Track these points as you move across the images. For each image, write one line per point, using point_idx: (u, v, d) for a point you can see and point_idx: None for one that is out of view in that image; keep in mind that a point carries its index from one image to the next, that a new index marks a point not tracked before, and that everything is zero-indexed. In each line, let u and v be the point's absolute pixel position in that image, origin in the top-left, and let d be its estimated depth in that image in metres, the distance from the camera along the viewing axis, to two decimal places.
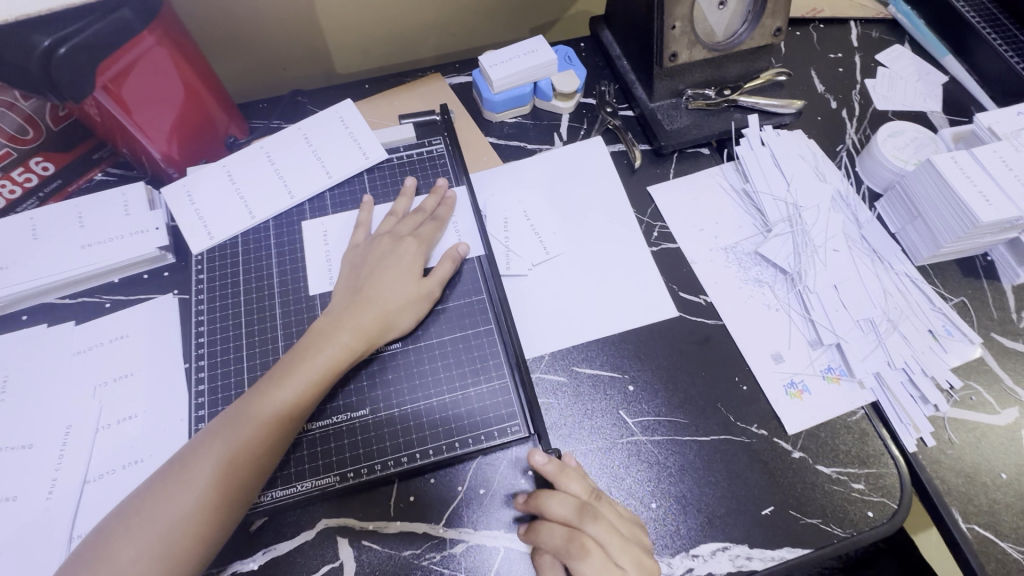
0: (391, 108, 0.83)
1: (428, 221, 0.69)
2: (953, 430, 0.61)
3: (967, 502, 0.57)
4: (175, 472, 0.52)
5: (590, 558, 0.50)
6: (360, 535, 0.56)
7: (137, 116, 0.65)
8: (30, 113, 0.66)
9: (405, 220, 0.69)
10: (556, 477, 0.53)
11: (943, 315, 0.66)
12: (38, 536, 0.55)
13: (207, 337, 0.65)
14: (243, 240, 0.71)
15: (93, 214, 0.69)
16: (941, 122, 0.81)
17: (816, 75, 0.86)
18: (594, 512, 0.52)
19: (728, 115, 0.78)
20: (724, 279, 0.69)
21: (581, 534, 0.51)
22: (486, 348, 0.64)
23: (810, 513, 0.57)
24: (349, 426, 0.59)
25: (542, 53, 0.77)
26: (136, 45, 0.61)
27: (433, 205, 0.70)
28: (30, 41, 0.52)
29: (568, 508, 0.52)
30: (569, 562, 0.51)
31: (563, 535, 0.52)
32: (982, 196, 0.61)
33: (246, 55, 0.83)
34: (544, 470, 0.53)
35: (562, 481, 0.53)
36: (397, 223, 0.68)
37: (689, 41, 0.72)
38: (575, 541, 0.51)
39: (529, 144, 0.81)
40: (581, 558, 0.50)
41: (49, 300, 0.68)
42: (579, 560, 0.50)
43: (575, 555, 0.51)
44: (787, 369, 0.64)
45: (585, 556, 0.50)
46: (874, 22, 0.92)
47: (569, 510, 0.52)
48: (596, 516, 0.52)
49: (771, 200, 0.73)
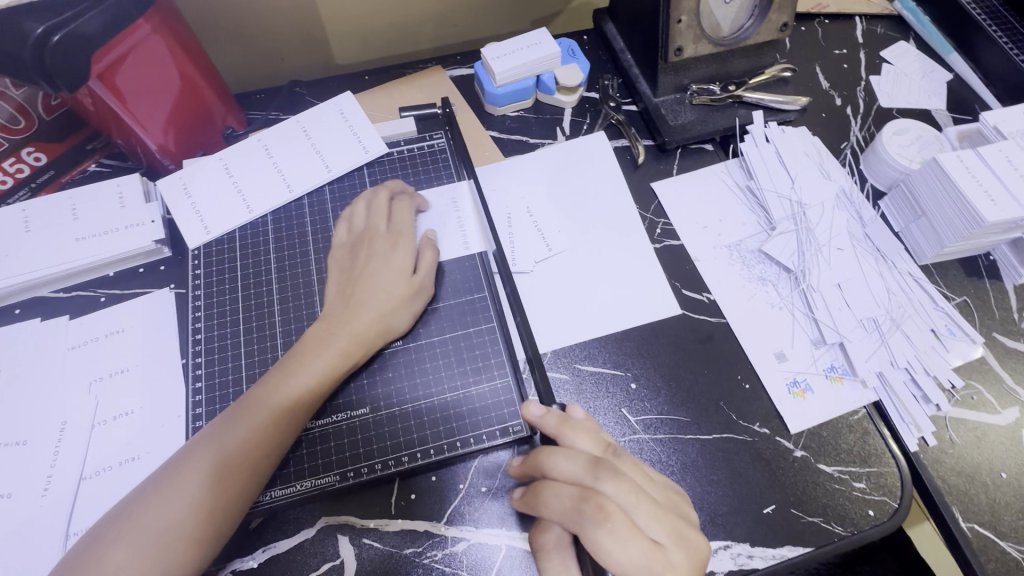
0: (391, 101, 0.81)
1: (397, 207, 0.68)
2: (954, 429, 0.61)
3: (968, 502, 0.58)
4: (172, 473, 0.52)
5: (608, 522, 0.46)
6: (361, 533, 0.56)
7: (132, 105, 0.64)
8: (21, 102, 0.65)
9: (376, 208, 0.67)
10: (562, 432, 0.52)
11: (945, 314, 0.66)
12: (33, 535, 0.54)
13: (204, 333, 0.64)
14: (241, 235, 0.69)
15: (86, 206, 0.67)
16: (945, 121, 0.80)
17: (821, 71, 0.85)
18: (610, 469, 0.49)
19: (733, 111, 0.78)
20: (728, 277, 0.69)
21: (597, 493, 0.48)
22: (488, 346, 0.63)
23: (812, 512, 0.57)
24: (349, 425, 0.59)
25: (545, 46, 0.76)
26: (132, 34, 0.59)
27: (400, 189, 0.69)
28: (23, 28, 0.50)
29: (579, 464, 0.49)
30: (583, 527, 0.47)
31: (573, 494, 0.48)
32: (987, 195, 0.61)
33: (244, 45, 0.82)
34: (544, 424, 0.53)
35: (567, 436, 0.52)
36: (369, 211, 0.67)
37: (695, 35, 0.71)
38: (590, 500, 0.47)
39: (531, 138, 0.80)
40: (597, 522, 0.46)
41: (43, 294, 0.66)
42: (593, 526, 0.46)
43: (590, 516, 0.46)
44: (790, 367, 0.64)
45: (603, 520, 0.46)
46: (879, 18, 0.91)
47: (579, 467, 0.49)
48: (612, 473, 0.49)
49: (775, 197, 0.72)
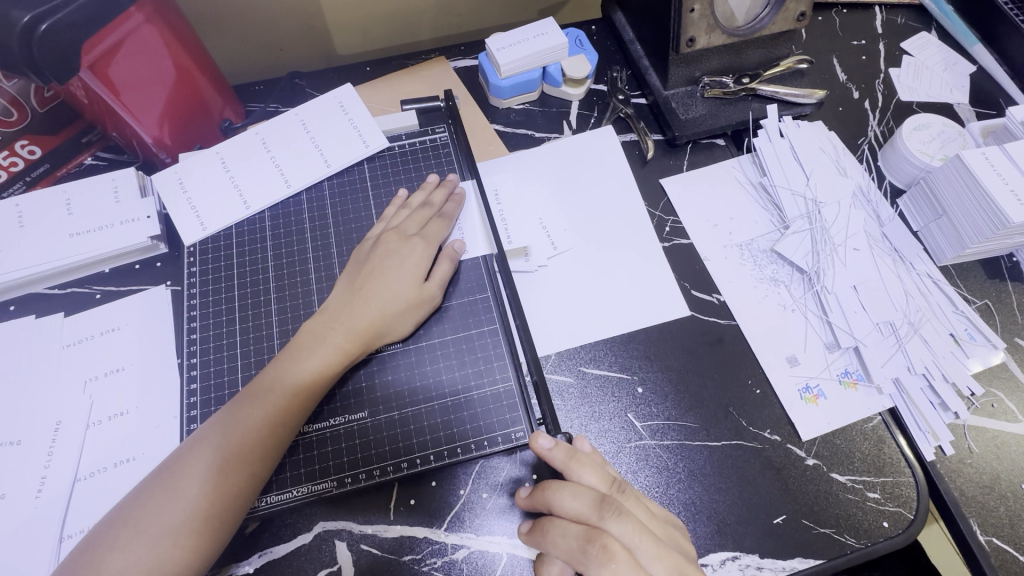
0: (393, 94, 0.79)
1: (433, 218, 0.66)
2: (973, 438, 0.59)
3: (987, 514, 0.56)
4: (167, 478, 0.50)
5: (611, 562, 0.44)
6: (359, 539, 0.54)
7: (127, 97, 0.62)
8: (14, 94, 0.64)
9: (412, 215, 0.65)
10: (569, 466, 0.50)
11: (966, 319, 0.64)
12: (28, 537, 0.53)
13: (200, 333, 0.62)
14: (238, 232, 0.68)
15: (81, 201, 0.66)
16: (968, 115, 0.77)
17: (838, 63, 0.82)
18: (615, 507, 0.47)
19: (746, 105, 0.75)
20: (739, 278, 0.67)
21: (602, 533, 0.46)
22: (490, 349, 0.61)
23: (823, 522, 0.55)
24: (347, 429, 0.57)
25: (551, 36, 0.73)
26: (124, 21, 0.57)
27: (440, 200, 0.67)
28: (10, 17, 0.48)
29: (585, 503, 0.48)
30: (586, 567, 0.45)
31: (579, 534, 0.47)
32: (1013, 195, 0.58)
33: (242, 36, 0.79)
34: (552, 457, 0.50)
35: (575, 471, 0.50)
36: (405, 217, 0.66)
37: (708, 25, 0.67)
38: (595, 541, 0.46)
39: (537, 132, 0.77)
40: (601, 563, 0.45)
41: (37, 291, 0.65)
42: (596, 567, 0.45)
43: (594, 558, 0.45)
44: (802, 372, 0.62)
45: (606, 560, 0.45)
46: (900, 8, 0.87)
47: (585, 505, 0.48)
48: (617, 513, 0.47)
49: (790, 195, 0.70)
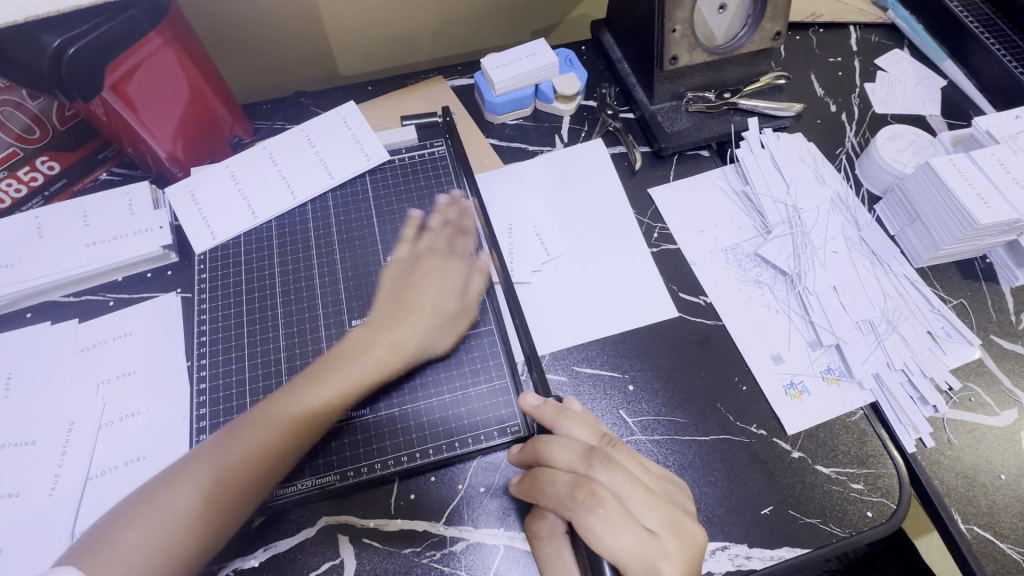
0: (393, 111, 0.83)
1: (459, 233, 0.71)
2: (952, 431, 0.61)
3: (967, 504, 0.57)
4: (189, 472, 0.55)
5: (600, 508, 0.46)
6: (362, 533, 0.56)
7: (144, 113, 0.66)
8: (36, 113, 0.67)
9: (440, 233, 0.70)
10: (557, 422, 0.53)
11: (943, 317, 0.66)
12: (40, 533, 0.55)
13: (209, 335, 0.65)
14: (246, 240, 0.71)
15: (97, 213, 0.69)
16: (941, 126, 0.81)
17: (816, 78, 0.86)
18: (604, 457, 0.49)
19: (728, 118, 0.79)
20: (724, 280, 0.70)
21: (590, 480, 0.48)
22: (487, 349, 0.64)
23: (810, 513, 0.57)
24: (350, 424, 0.59)
25: (543, 56, 0.78)
26: (143, 45, 0.61)
27: (456, 213, 0.72)
28: (41, 42, 0.53)
29: (574, 453, 0.50)
30: (575, 513, 0.47)
31: (567, 481, 0.49)
32: (979, 198, 0.62)
33: (252, 58, 0.84)
34: (540, 414, 0.53)
35: (563, 426, 0.53)
36: (432, 237, 0.70)
37: (689, 44, 0.72)
38: (583, 487, 0.48)
39: (530, 146, 0.81)
40: (589, 508, 0.47)
41: (52, 299, 0.68)
42: (585, 512, 0.47)
43: (582, 502, 0.47)
44: (787, 369, 0.64)
45: (594, 506, 0.47)
46: (873, 27, 0.92)
47: (575, 456, 0.50)
48: (606, 462, 0.49)
49: (771, 202, 0.73)
